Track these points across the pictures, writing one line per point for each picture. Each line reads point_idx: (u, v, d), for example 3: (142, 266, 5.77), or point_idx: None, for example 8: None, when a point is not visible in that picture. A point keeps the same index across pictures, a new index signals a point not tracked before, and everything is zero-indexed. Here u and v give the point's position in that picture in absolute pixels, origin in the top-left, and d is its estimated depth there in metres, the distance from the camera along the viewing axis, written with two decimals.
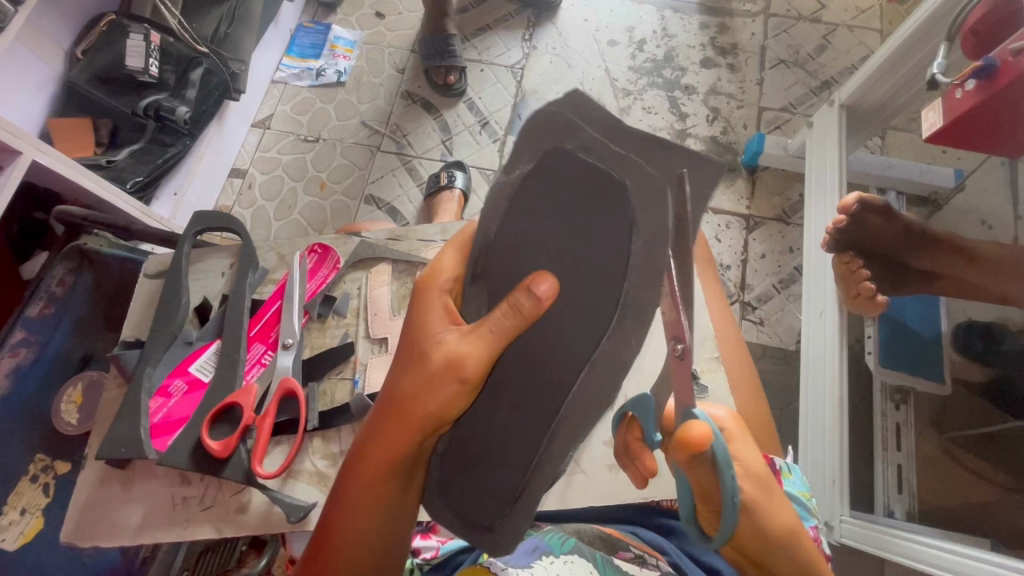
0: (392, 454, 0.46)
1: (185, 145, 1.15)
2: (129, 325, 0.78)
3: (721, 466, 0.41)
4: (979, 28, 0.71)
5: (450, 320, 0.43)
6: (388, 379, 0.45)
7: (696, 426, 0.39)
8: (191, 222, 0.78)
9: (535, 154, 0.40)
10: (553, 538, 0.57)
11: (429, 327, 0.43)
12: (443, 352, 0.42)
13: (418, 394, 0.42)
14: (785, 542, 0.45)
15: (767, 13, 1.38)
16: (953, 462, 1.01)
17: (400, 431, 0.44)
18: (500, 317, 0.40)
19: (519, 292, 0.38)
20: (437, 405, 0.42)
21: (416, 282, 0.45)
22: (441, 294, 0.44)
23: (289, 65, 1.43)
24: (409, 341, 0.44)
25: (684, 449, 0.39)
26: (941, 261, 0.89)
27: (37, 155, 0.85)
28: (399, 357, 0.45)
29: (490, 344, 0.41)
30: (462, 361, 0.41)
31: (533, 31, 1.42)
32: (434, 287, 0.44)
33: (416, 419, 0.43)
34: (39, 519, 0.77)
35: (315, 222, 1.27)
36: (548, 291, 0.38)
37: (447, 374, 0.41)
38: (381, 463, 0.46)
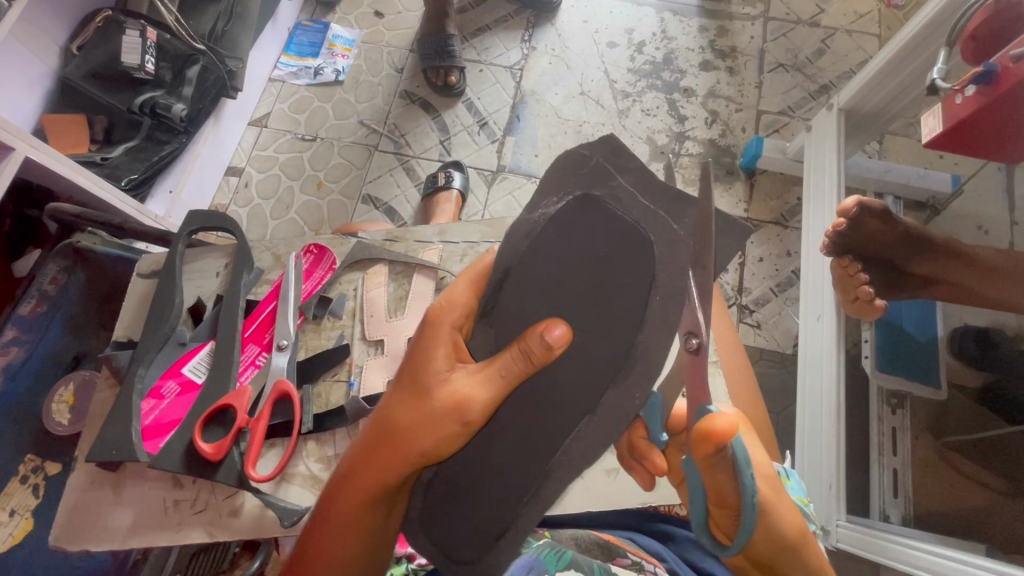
0: (377, 487, 0.45)
1: (182, 142, 1.15)
2: (123, 325, 0.78)
3: (741, 462, 0.40)
4: (979, 34, 0.71)
5: (457, 357, 0.43)
6: (379, 408, 0.44)
7: (720, 417, 0.39)
8: (186, 221, 0.76)
9: (564, 195, 0.44)
10: (548, 553, 0.55)
11: (432, 362, 0.42)
12: (446, 389, 0.41)
13: (412, 432, 0.42)
14: (795, 546, 0.45)
15: (766, 17, 1.38)
16: (948, 466, 1.01)
17: (389, 464, 0.43)
18: (508, 360, 0.40)
19: (529, 335, 0.39)
20: (430, 447, 0.42)
21: (426, 312, 0.44)
22: (451, 329, 0.43)
23: (287, 63, 1.42)
24: (411, 371, 0.43)
25: (712, 441, 0.38)
26: (939, 266, 0.89)
27: (31, 151, 0.85)
28: (398, 383, 0.44)
29: (492, 390, 0.41)
30: (463, 405, 0.41)
31: (532, 32, 1.41)
32: (445, 320, 0.44)
33: (406, 456, 0.42)
34: (29, 520, 0.76)
35: (311, 221, 1.26)
36: (559, 338, 0.39)
37: (443, 416, 0.41)
38: (363, 495, 0.45)
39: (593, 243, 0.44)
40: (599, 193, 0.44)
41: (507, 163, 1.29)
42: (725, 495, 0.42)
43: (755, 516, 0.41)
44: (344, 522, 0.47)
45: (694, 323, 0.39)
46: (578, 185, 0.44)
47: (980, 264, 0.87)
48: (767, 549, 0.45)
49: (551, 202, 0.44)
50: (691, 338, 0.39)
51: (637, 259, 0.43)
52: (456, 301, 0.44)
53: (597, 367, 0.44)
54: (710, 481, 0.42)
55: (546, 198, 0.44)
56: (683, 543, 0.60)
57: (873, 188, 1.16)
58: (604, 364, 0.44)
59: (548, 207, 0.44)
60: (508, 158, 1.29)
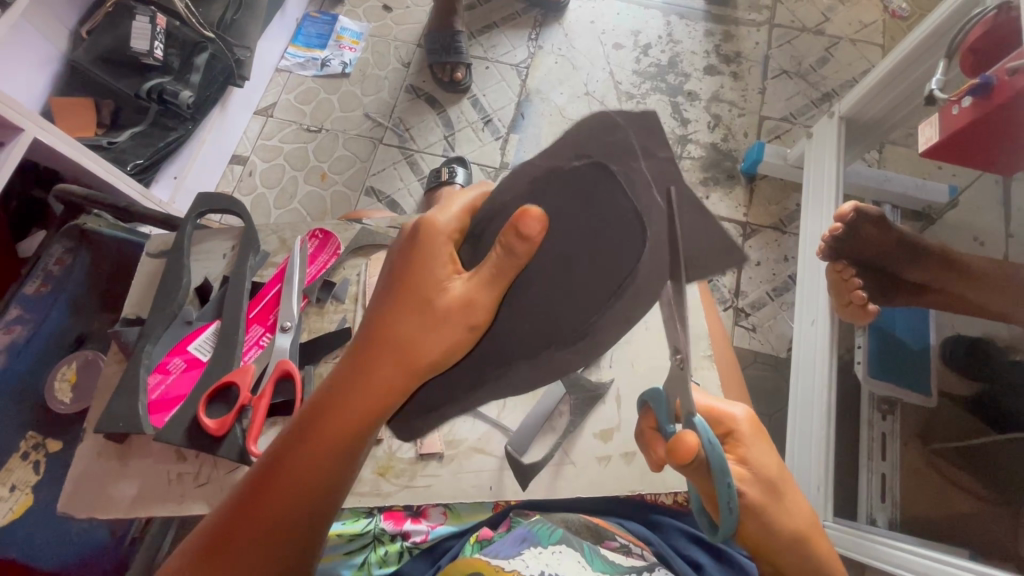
0: (377, 394, 0.46)
1: (188, 129, 1.15)
2: (131, 304, 0.79)
3: (716, 474, 0.44)
4: (977, 47, 0.72)
5: (451, 264, 0.45)
6: (377, 317, 0.46)
7: (688, 436, 0.43)
8: (193, 205, 0.78)
9: None
10: (541, 527, 0.57)
11: (435, 270, 0.44)
12: (444, 293, 0.44)
13: (412, 332, 0.44)
14: (788, 543, 0.51)
15: (771, 23, 1.40)
16: (935, 472, 1.02)
17: (392, 368, 0.45)
18: (498, 260, 0.42)
19: (511, 230, 0.40)
20: (435, 349, 0.45)
21: (416, 223, 0.45)
22: (443, 238, 0.45)
23: (295, 54, 1.43)
24: (405, 276, 0.45)
25: (676, 457, 0.43)
26: (935, 275, 0.90)
27: (38, 132, 0.85)
28: (392, 288, 0.45)
29: (490, 292, 0.44)
30: (466, 305, 0.44)
31: (539, 31, 1.42)
32: (434, 227, 0.45)
33: (411, 358, 0.45)
34: (29, 496, 0.78)
35: (314, 212, 1.27)
36: (532, 224, 0.40)
37: (448, 316, 0.44)
38: (355, 402, 0.46)
39: None
40: (614, 171, 0.41)
41: (510, 160, 1.31)
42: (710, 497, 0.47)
43: (730, 516, 0.45)
44: (329, 432, 0.47)
45: (678, 341, 0.42)
46: (598, 150, 0.41)
47: (974, 275, 0.88)
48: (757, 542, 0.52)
49: (569, 156, 0.42)
50: (676, 353, 0.43)
51: (625, 247, 0.42)
52: (443, 213, 0.45)
53: (545, 324, 0.46)
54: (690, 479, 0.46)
55: (565, 152, 0.42)
56: (669, 532, 0.63)
57: (871, 196, 1.18)
58: (558, 323, 0.46)
59: (565, 163, 0.42)
60: (511, 155, 1.31)
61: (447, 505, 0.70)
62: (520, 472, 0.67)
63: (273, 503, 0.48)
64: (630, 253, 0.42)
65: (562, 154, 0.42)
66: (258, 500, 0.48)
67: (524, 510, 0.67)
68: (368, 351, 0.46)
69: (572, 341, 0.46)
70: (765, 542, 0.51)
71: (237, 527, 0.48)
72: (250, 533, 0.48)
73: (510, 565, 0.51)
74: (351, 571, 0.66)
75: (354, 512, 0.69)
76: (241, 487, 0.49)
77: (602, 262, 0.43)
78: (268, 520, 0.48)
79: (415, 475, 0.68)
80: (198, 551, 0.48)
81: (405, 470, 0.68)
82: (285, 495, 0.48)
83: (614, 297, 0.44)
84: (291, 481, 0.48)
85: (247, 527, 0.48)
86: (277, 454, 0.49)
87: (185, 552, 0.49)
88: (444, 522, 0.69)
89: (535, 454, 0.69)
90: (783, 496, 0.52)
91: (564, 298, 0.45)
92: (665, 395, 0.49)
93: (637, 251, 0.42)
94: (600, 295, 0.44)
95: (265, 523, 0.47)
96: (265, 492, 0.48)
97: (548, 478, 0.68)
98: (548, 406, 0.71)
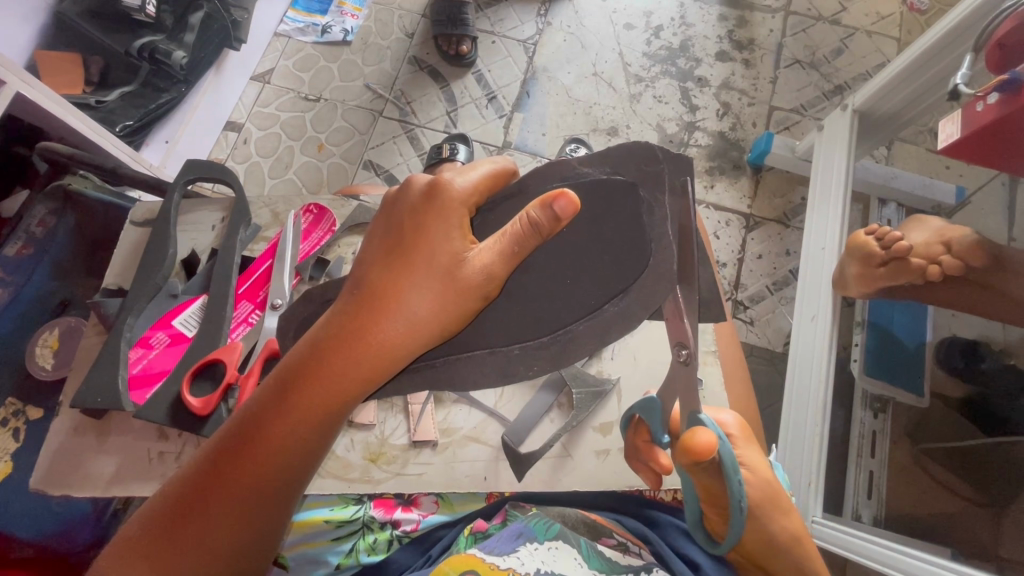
0: (367, 361, 0.43)
1: (180, 92, 1.11)
2: (114, 272, 0.76)
3: (726, 472, 0.44)
4: (1006, 41, 0.70)
5: (463, 230, 0.44)
6: (383, 275, 0.44)
7: (702, 433, 0.42)
8: (181, 171, 0.75)
9: (604, 170, 0.46)
10: (537, 522, 0.56)
11: (451, 234, 0.44)
12: (456, 260, 0.43)
13: (418, 297, 0.43)
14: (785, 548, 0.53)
15: (787, 10, 1.36)
16: (923, 472, 1.02)
17: (391, 331, 0.43)
18: (518, 232, 0.41)
19: (539, 206, 0.40)
20: (442, 313, 0.43)
21: (434, 185, 0.44)
22: (458, 203, 0.44)
23: (294, 18, 1.38)
24: (415, 237, 0.44)
25: (690, 453, 0.42)
26: (959, 291, 0.88)
27: (21, 87, 0.81)
28: (400, 248, 0.44)
29: (504, 263, 0.43)
30: (473, 275, 0.43)
31: (549, 6, 1.38)
32: (450, 191, 0.44)
33: (414, 320, 0.43)
34: (8, 463, 0.76)
35: (309, 183, 1.24)
36: (567, 209, 0.39)
37: (459, 285, 0.43)
38: (341, 368, 0.43)
39: (604, 229, 0.47)
40: (642, 193, 0.45)
41: (513, 139, 1.27)
42: (715, 497, 0.48)
43: (740, 516, 0.46)
44: (307, 400, 0.43)
45: (682, 336, 0.43)
46: (633, 173, 0.45)
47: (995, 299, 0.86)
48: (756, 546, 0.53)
49: (601, 171, 0.46)
50: (681, 350, 0.43)
51: (624, 260, 0.47)
52: (461, 179, 0.45)
53: (534, 318, 0.49)
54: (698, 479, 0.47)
55: (597, 166, 0.46)
56: (668, 528, 0.61)
57: (878, 194, 1.16)
58: (547, 317, 0.49)
59: (595, 174, 0.46)
60: (515, 134, 1.27)
61: (440, 494, 0.68)
62: (511, 458, 0.67)
63: (240, 472, 0.43)
64: (627, 268, 0.46)
65: (583, 169, 0.47)
66: (226, 468, 0.44)
67: (519, 502, 0.66)
68: (367, 310, 0.43)
69: (554, 333, 0.49)
70: (765, 545, 0.53)
71: (205, 494, 0.44)
72: (212, 503, 0.43)
73: (505, 563, 0.50)
74: (338, 557, 0.65)
75: (343, 498, 0.69)
76: (206, 453, 0.45)
77: (603, 264, 0.47)
78: (235, 491, 0.43)
79: (407, 462, 0.68)
80: (156, 519, 0.44)
81: (397, 456, 0.68)
82: (253, 464, 0.43)
83: (608, 301, 0.47)
84: (261, 451, 0.44)
85: (211, 495, 0.44)
86: (248, 417, 0.45)
87: (142, 518, 0.45)
88: (436, 510, 0.68)
89: (531, 445, 0.68)
90: (781, 502, 0.53)
91: (558, 292, 0.49)
92: (660, 404, 0.49)
93: (638, 266, 0.46)
94: (588, 298, 0.48)
95: (233, 495, 0.43)
96: (233, 462, 0.44)
97: (548, 468, 0.67)
98: (549, 397, 0.70)
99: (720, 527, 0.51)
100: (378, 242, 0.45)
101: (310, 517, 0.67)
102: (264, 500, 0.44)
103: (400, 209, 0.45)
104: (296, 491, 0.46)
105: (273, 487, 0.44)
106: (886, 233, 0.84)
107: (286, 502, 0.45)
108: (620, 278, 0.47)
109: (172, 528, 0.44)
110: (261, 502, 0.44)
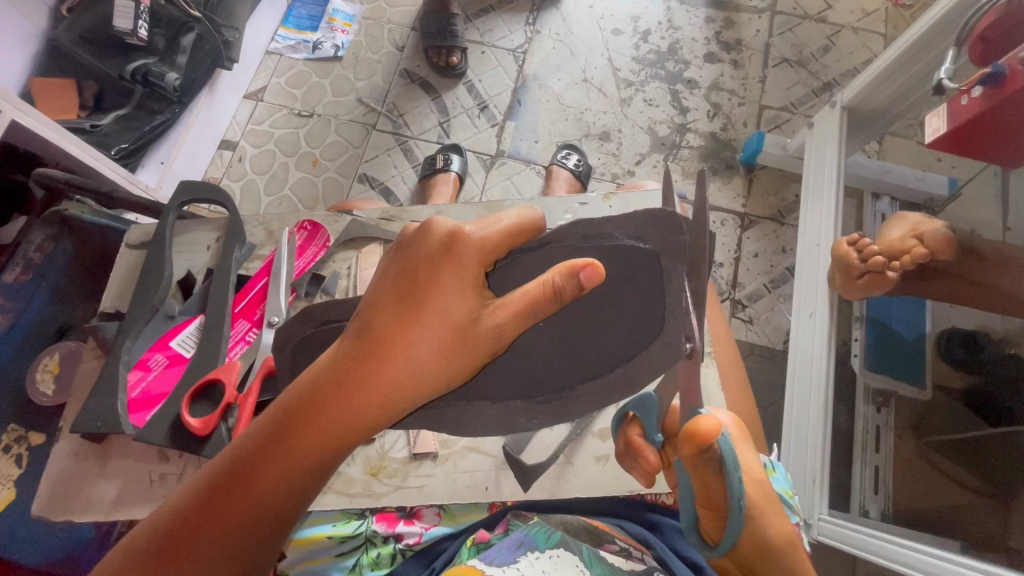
0: (369, 415, 0.42)
1: (175, 113, 1.12)
2: (111, 295, 0.76)
3: (727, 468, 0.44)
4: (987, 35, 0.71)
5: (477, 284, 0.43)
6: (388, 321, 0.42)
7: (706, 419, 0.42)
8: (175, 193, 0.75)
9: (638, 238, 0.45)
10: (538, 530, 0.56)
11: (463, 289, 0.42)
12: (469, 317, 0.42)
13: (425, 352, 0.42)
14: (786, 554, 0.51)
15: (773, 10, 1.37)
16: (929, 465, 1.01)
17: (396, 386, 0.42)
18: (534, 296, 0.41)
19: (563, 273, 0.40)
20: (447, 370, 0.42)
21: (454, 233, 0.42)
22: (474, 256, 0.43)
23: (285, 36, 1.39)
24: (426, 289, 0.42)
25: (695, 441, 0.42)
26: (955, 289, 0.88)
27: (17, 115, 0.82)
28: (411, 297, 0.42)
29: (517, 324, 0.42)
30: (483, 335, 0.42)
31: (537, 15, 1.39)
32: (468, 244, 0.42)
33: (419, 374, 0.42)
34: (11, 490, 0.76)
35: (304, 199, 1.25)
36: (592, 277, 0.39)
37: (468, 344, 0.42)
38: (349, 423, 0.42)
39: (623, 293, 0.47)
40: (664, 263, 0.44)
41: (507, 148, 1.28)
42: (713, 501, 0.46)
43: (740, 516, 0.45)
44: (312, 451, 0.43)
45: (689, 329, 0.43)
46: (657, 242, 0.44)
47: (994, 290, 0.85)
48: (754, 557, 0.51)
49: (626, 233, 0.45)
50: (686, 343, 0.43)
51: (635, 333, 0.48)
52: (480, 231, 0.43)
53: (537, 377, 0.51)
54: (698, 482, 0.45)
55: (621, 229, 0.45)
56: (668, 532, 0.61)
57: (870, 188, 1.16)
58: (553, 378, 0.51)
59: (620, 238, 0.45)
60: (508, 143, 1.28)
61: (442, 505, 0.69)
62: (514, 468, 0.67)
63: (233, 513, 0.43)
64: (640, 336, 0.47)
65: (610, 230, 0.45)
66: (220, 505, 0.43)
67: (522, 511, 0.65)
68: (372, 364, 0.42)
69: (557, 392, 0.51)
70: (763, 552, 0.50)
71: (197, 532, 0.43)
72: (200, 541, 0.43)
73: (504, 573, 0.49)
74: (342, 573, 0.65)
75: (345, 513, 0.68)
76: (199, 487, 0.44)
77: (617, 329, 0.49)
78: (225, 532, 0.43)
79: (407, 475, 0.68)
80: (146, 549, 0.44)
81: (398, 470, 0.69)
82: (247, 503, 0.43)
83: (616, 364, 0.49)
84: (256, 492, 0.43)
85: (202, 534, 0.43)
86: (242, 459, 0.44)
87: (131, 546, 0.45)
88: (438, 523, 0.68)
89: (536, 455, 0.69)
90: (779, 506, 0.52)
91: (563, 351, 0.51)
92: (655, 400, 0.51)
93: (650, 334, 0.47)
94: (597, 362, 0.50)
95: (221, 536, 0.43)
96: (225, 502, 0.43)
97: (550, 476, 0.68)
98: None
99: (713, 534, 0.49)
100: (388, 286, 0.43)
101: (313, 533, 0.67)
102: (253, 540, 0.44)
103: (414, 253, 0.43)
104: (288, 529, 0.46)
105: (264, 525, 0.44)
106: (864, 245, 0.86)
107: (279, 539, 0.46)
108: (630, 346, 0.48)
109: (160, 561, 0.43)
110: (253, 543, 0.44)
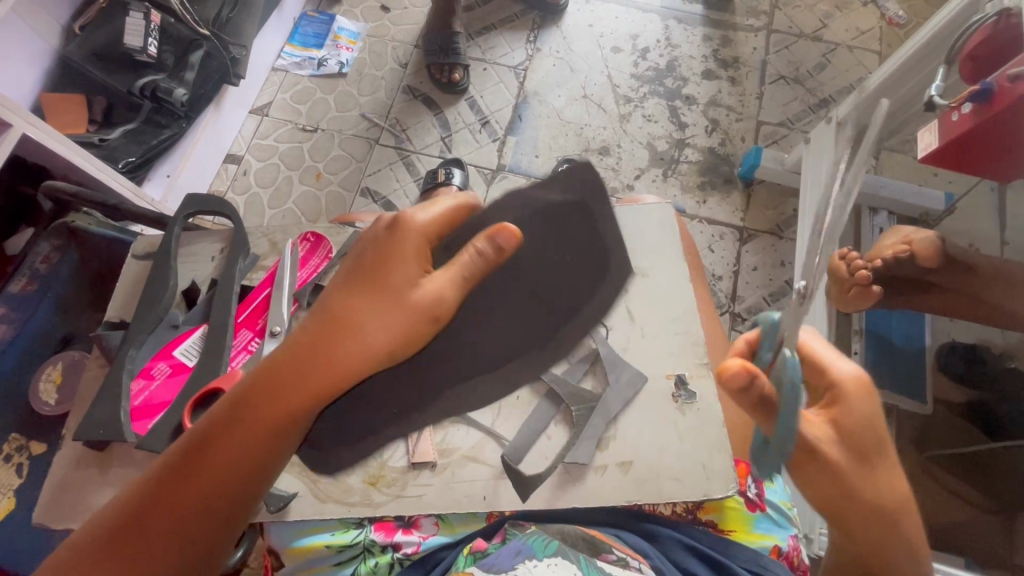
0: (327, 383, 0.46)
1: (182, 127, 1.14)
2: (116, 305, 0.77)
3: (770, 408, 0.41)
4: (977, 53, 0.72)
5: (421, 259, 0.49)
6: (339, 297, 0.47)
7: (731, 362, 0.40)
8: (182, 205, 0.77)
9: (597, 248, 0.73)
10: (536, 539, 0.56)
11: (410, 263, 0.48)
12: (413, 286, 0.47)
13: (375, 322, 0.46)
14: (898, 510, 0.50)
15: (769, 29, 1.40)
16: (934, 481, 0.99)
17: (350, 353, 0.46)
18: (467, 261, 0.48)
19: (486, 239, 0.48)
20: (394, 334, 0.47)
21: (398, 217, 0.49)
22: (419, 236, 0.49)
23: (291, 53, 1.42)
24: (376, 266, 0.47)
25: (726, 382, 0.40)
26: (947, 301, 0.89)
27: (28, 128, 0.84)
28: (362, 274, 0.47)
29: (455, 288, 0.48)
30: (435, 304, 0.48)
31: (537, 33, 1.42)
32: (413, 228, 0.49)
33: (371, 341, 0.46)
34: (11, 500, 0.76)
35: (308, 212, 1.26)
36: (510, 240, 0.48)
37: (413, 308, 0.47)
38: (305, 395, 0.46)
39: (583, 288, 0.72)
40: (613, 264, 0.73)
41: (508, 162, 1.29)
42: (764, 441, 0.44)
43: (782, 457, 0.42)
44: (274, 421, 0.46)
45: None
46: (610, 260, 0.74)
47: (986, 303, 0.86)
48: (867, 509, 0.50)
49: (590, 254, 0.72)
50: None
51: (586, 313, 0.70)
52: (425, 215, 0.50)
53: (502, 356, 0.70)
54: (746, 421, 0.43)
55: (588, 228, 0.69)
56: (667, 543, 0.64)
57: (868, 203, 1.17)
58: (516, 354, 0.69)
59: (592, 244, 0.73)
60: (509, 158, 1.30)
61: (440, 515, 0.68)
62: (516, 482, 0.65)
63: (189, 492, 0.45)
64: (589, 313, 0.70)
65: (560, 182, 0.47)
66: (183, 487, 0.45)
67: (520, 521, 0.66)
68: (326, 335, 0.46)
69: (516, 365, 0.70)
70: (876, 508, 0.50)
71: (156, 513, 0.45)
72: (160, 523, 0.45)
73: None
74: None
75: (344, 522, 0.68)
76: (159, 471, 0.46)
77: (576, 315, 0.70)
78: (184, 510, 0.45)
79: (406, 484, 0.68)
80: (103, 534, 0.45)
81: (396, 479, 0.69)
82: (206, 485, 0.45)
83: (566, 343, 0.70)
84: (215, 474, 0.46)
85: (161, 515, 0.45)
86: (202, 439, 0.46)
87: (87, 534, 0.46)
88: (436, 532, 0.67)
89: (535, 465, 0.69)
90: (860, 465, 0.48)
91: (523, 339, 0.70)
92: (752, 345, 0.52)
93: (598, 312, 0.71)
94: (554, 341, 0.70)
95: (182, 514, 0.45)
96: (186, 481, 0.45)
97: (549, 487, 0.68)
98: (549, 409, 0.71)
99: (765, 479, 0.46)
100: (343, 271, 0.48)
101: (313, 542, 0.67)
102: (215, 518, 0.46)
103: (366, 240, 0.49)
104: (247, 510, 0.48)
105: (221, 503, 0.46)
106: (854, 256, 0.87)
107: (238, 521, 0.47)
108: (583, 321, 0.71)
109: (119, 551, 0.44)
110: (215, 522, 0.46)
